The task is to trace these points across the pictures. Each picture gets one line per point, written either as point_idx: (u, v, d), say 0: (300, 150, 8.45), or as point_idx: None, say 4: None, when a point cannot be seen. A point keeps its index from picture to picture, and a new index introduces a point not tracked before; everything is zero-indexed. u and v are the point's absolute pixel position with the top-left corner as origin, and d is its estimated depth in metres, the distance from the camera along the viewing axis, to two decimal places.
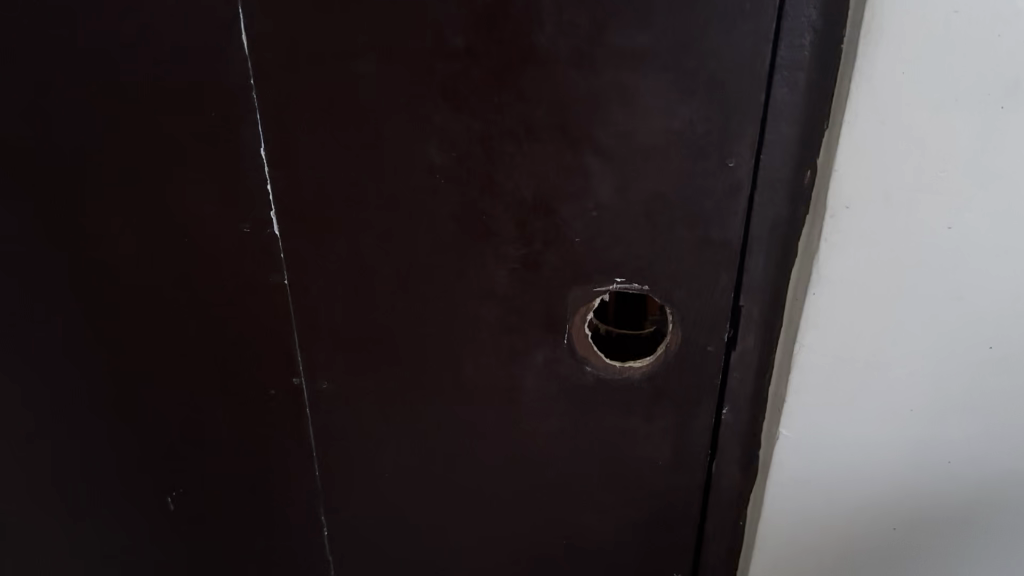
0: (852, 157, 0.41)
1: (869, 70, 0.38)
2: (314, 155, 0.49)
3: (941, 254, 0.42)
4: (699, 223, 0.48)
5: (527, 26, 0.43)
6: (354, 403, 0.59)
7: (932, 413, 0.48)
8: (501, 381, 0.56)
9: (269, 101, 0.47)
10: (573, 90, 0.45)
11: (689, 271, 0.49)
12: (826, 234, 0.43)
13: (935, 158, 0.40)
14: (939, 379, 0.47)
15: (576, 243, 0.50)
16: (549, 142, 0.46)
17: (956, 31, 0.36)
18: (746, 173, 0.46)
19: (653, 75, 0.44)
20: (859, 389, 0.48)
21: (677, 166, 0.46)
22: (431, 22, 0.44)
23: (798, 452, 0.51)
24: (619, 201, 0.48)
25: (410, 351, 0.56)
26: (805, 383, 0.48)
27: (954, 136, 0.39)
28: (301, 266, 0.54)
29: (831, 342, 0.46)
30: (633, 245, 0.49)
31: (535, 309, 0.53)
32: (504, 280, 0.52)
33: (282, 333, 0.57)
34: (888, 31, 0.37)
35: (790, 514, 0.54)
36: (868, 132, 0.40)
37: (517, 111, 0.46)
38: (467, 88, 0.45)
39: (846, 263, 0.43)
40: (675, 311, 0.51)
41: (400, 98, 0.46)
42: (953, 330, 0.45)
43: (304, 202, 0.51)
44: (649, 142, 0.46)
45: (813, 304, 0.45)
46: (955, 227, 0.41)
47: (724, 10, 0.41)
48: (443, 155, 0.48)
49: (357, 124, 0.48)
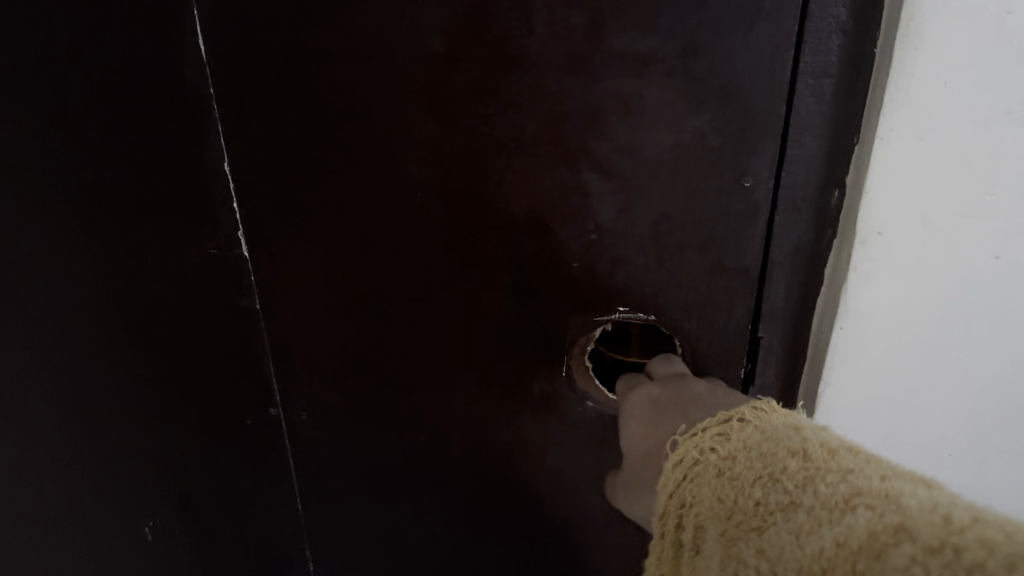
0: (887, 179, 0.36)
1: (907, 80, 0.34)
2: (282, 166, 0.46)
3: (983, 290, 0.37)
4: (712, 247, 0.43)
5: (515, 27, 0.38)
6: (333, 425, 0.57)
7: (972, 448, 0.43)
8: (496, 411, 0.52)
9: (230, 107, 0.45)
10: (568, 99, 0.40)
11: (701, 300, 0.45)
12: (856, 261, 0.38)
13: (977, 183, 0.35)
14: (981, 413, 0.42)
15: (575, 268, 0.45)
16: (543, 158, 0.42)
17: (1009, 35, 0.32)
18: (765, 195, 0.41)
19: (658, 83, 0.39)
20: (891, 425, 0.43)
21: (687, 184, 0.41)
22: (408, 20, 0.39)
23: None
24: (622, 222, 0.43)
25: (396, 376, 0.52)
26: (830, 418, 0.44)
27: (1005, 155, 0.34)
28: (272, 284, 0.51)
29: (859, 375, 0.42)
30: (638, 271, 0.44)
31: (531, 335, 0.48)
32: (497, 303, 0.48)
33: (256, 357, 0.54)
34: (928, 33, 0.32)
35: None
36: (903, 151, 0.35)
37: (506, 120, 0.41)
38: (449, 94, 0.41)
39: (878, 294, 0.39)
40: (685, 345, 0.47)
41: (377, 106, 0.42)
42: (1000, 366, 0.40)
43: (272, 215, 0.48)
44: (655, 159, 0.41)
45: (839, 336, 0.41)
46: (1003, 255, 0.36)
47: (738, 11, 0.37)
48: (425, 169, 0.44)
49: (330, 133, 0.44)
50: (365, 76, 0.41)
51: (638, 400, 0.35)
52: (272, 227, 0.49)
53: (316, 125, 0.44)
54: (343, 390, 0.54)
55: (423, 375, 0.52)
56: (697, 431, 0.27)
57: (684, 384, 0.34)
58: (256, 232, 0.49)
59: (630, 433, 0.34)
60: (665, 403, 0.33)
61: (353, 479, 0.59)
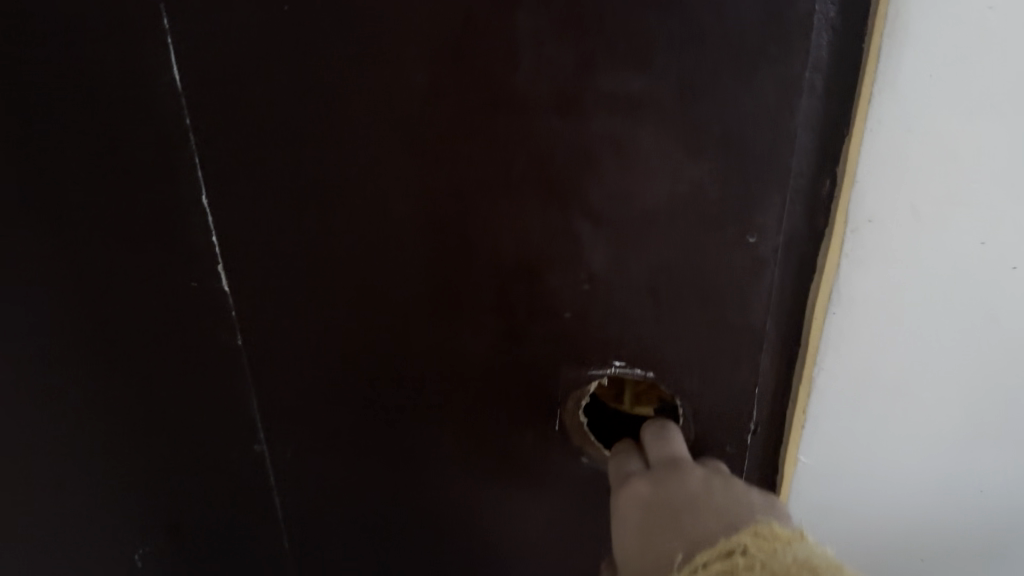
0: (875, 169, 0.35)
1: (892, 74, 0.33)
2: (264, 203, 0.44)
3: (973, 285, 0.37)
4: (714, 304, 0.41)
5: (502, 63, 0.37)
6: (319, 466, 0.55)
7: (967, 445, 0.42)
8: (487, 461, 0.50)
9: (210, 141, 0.43)
10: (558, 140, 0.38)
11: (702, 357, 0.43)
12: (844, 252, 0.38)
13: (964, 173, 0.34)
14: (975, 409, 0.41)
15: (566, 317, 0.43)
16: (531, 201, 0.40)
17: (991, 29, 0.31)
18: (772, 248, 0.39)
19: (653, 128, 0.37)
20: (885, 416, 0.42)
21: (686, 236, 0.39)
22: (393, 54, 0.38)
23: (816, 477, 0.46)
24: (618, 270, 0.41)
25: (384, 418, 0.51)
26: (823, 408, 0.43)
27: (989, 146, 0.33)
28: (255, 323, 0.49)
29: (851, 366, 0.41)
30: (634, 324, 0.43)
31: (522, 384, 0.46)
32: (485, 350, 0.46)
33: (238, 396, 0.52)
34: (913, 29, 0.32)
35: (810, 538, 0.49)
36: (891, 144, 0.34)
37: (493, 160, 0.39)
38: (435, 131, 0.39)
39: (868, 282, 0.38)
40: (686, 404, 0.45)
41: (362, 140, 0.41)
42: (993, 357, 0.39)
43: (253, 253, 0.46)
44: (653, 208, 0.39)
45: (829, 327, 0.40)
46: (988, 242, 0.35)
47: (741, 53, 0.34)
48: (410, 208, 0.42)
49: (313, 168, 0.42)
50: (350, 109, 0.40)
51: (633, 501, 0.35)
52: (255, 272, 0.47)
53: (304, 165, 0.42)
54: (327, 428, 0.52)
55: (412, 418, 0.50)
56: (697, 566, 0.26)
57: (674, 481, 0.34)
58: (237, 270, 0.47)
59: (622, 537, 0.34)
60: (657, 507, 0.33)
61: (340, 518, 0.57)
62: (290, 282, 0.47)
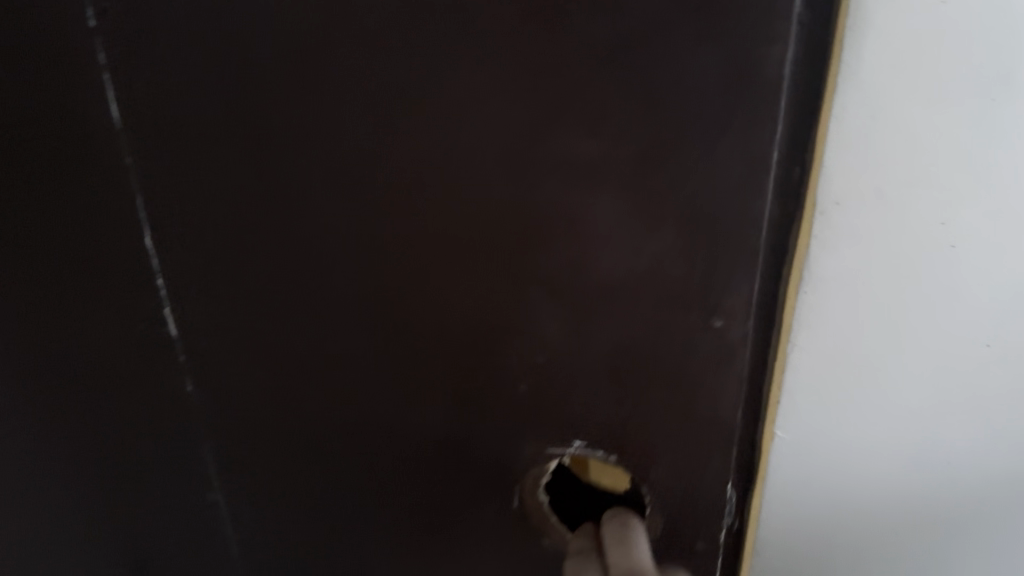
0: (843, 151, 0.37)
1: (857, 64, 0.35)
2: (204, 229, 0.45)
3: (938, 256, 0.38)
4: (683, 386, 0.41)
5: (454, 121, 0.38)
6: (263, 504, 0.55)
7: (946, 423, 0.43)
8: (450, 516, 0.50)
9: (150, 169, 0.44)
10: (519, 211, 0.39)
11: (666, 439, 0.43)
12: (815, 232, 0.39)
13: (927, 154, 0.36)
14: (950, 382, 0.42)
15: (522, 391, 0.44)
16: (486, 274, 0.41)
17: (948, 22, 0.33)
18: (738, 334, 0.40)
19: (610, 203, 0.38)
20: (860, 393, 0.43)
21: (647, 313, 0.40)
22: (345, 88, 0.39)
23: (794, 458, 0.46)
24: (578, 354, 0.42)
25: (343, 462, 0.51)
26: (800, 386, 0.44)
27: (952, 132, 0.35)
28: (202, 350, 0.50)
29: (825, 344, 0.42)
30: (597, 405, 0.43)
31: (486, 455, 0.47)
32: (442, 419, 0.46)
33: (185, 407, 0.53)
34: (875, 21, 0.34)
35: (787, 527, 0.49)
36: (856, 130, 0.36)
37: (458, 232, 0.40)
38: (393, 171, 0.40)
39: (838, 260, 0.39)
40: (652, 491, 0.45)
41: (319, 174, 0.41)
42: (963, 329, 0.40)
43: (196, 280, 0.47)
44: (612, 283, 0.40)
45: (802, 307, 0.41)
46: (949, 221, 0.37)
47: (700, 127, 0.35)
48: (368, 278, 0.43)
49: (267, 198, 0.43)
50: (307, 153, 0.41)
51: None
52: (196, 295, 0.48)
53: (270, 210, 0.43)
54: (291, 480, 0.52)
55: (367, 461, 0.50)
56: None
57: None
58: (174, 291, 0.48)
59: None
60: None
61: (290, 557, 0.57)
62: (254, 327, 0.47)
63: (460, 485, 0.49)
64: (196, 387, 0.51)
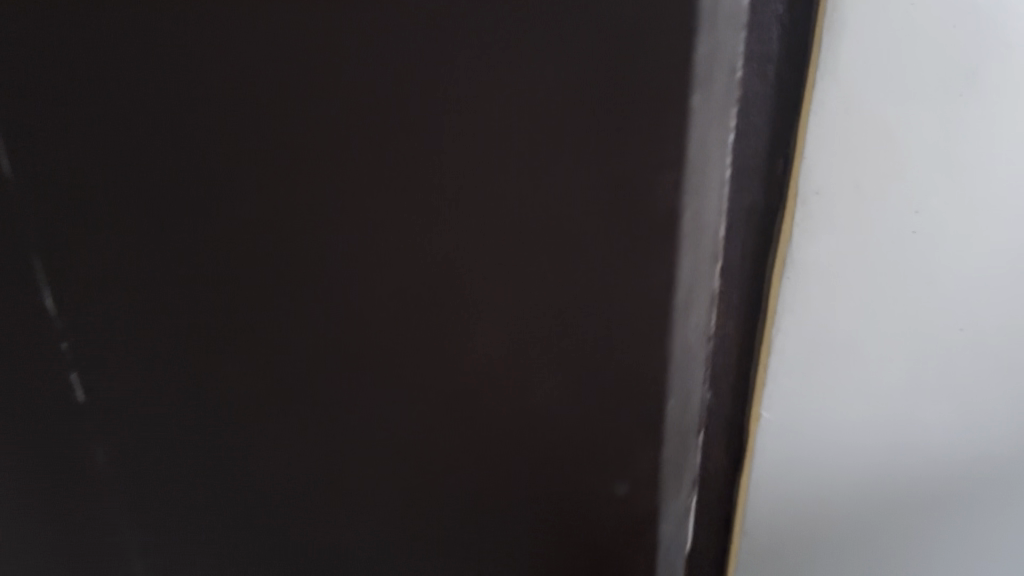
0: (820, 149, 0.46)
1: (834, 62, 0.44)
2: (230, 182, 0.54)
3: (900, 240, 0.47)
4: (649, 295, 0.51)
5: (441, 82, 0.47)
6: (283, 416, 0.64)
7: (908, 397, 0.52)
8: (467, 416, 0.59)
9: (167, 108, 0.52)
10: (499, 154, 0.48)
11: (637, 355, 0.54)
12: (800, 219, 0.49)
13: (897, 149, 0.45)
14: (918, 360, 0.50)
15: (511, 313, 0.54)
16: (472, 223, 0.51)
17: (916, 21, 0.41)
18: (692, 265, 0.52)
19: (586, 160, 0.48)
20: (842, 366, 0.52)
21: (609, 236, 0.50)
22: (337, 53, 0.47)
23: (786, 419, 0.56)
24: (553, 282, 0.52)
25: (371, 373, 0.59)
26: (787, 351, 0.54)
27: (920, 124, 0.44)
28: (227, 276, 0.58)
29: (810, 317, 0.52)
30: (565, 329, 0.54)
31: (498, 370, 0.57)
32: (451, 346, 0.56)
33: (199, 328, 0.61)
34: (851, 23, 0.43)
35: (778, 483, 0.59)
36: (833, 122, 0.45)
37: (454, 183, 0.50)
38: (391, 135, 0.49)
39: (821, 243, 0.49)
40: (629, 409, 0.56)
41: (327, 126, 0.50)
42: (922, 309, 0.49)
43: (226, 224, 0.56)
44: (581, 219, 0.49)
45: (791, 278, 0.51)
46: (921, 211, 0.46)
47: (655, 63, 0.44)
48: (388, 214, 0.52)
49: (288, 149, 0.52)
50: (322, 103, 0.49)
51: None
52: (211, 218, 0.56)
53: (274, 169, 0.53)
54: (284, 379, 0.62)
55: (381, 371, 0.59)
56: None
57: None
58: (192, 219, 0.56)
59: None
60: None
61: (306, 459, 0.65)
62: (256, 226, 0.55)
63: (470, 389, 0.58)
64: (186, 300, 0.60)
